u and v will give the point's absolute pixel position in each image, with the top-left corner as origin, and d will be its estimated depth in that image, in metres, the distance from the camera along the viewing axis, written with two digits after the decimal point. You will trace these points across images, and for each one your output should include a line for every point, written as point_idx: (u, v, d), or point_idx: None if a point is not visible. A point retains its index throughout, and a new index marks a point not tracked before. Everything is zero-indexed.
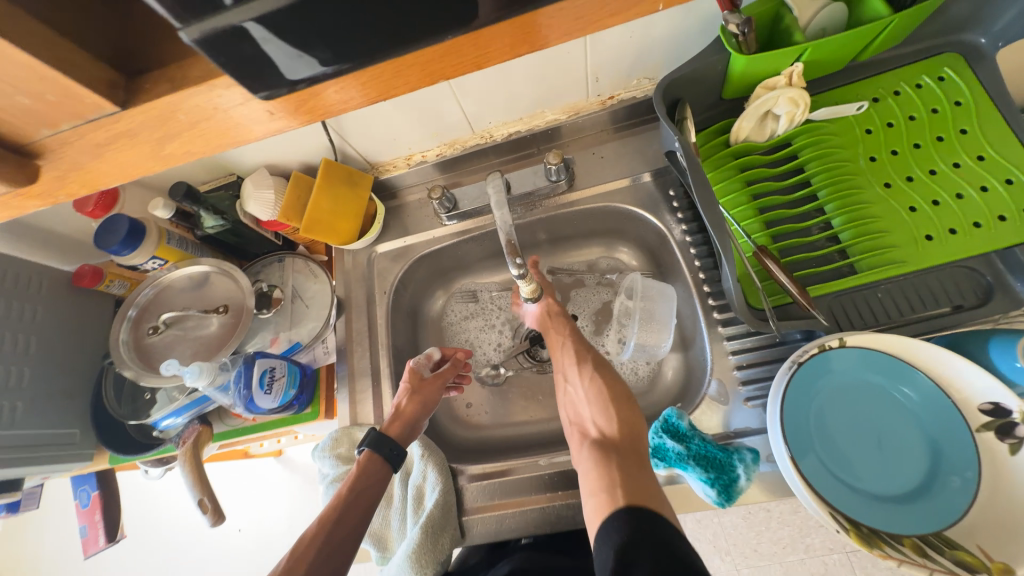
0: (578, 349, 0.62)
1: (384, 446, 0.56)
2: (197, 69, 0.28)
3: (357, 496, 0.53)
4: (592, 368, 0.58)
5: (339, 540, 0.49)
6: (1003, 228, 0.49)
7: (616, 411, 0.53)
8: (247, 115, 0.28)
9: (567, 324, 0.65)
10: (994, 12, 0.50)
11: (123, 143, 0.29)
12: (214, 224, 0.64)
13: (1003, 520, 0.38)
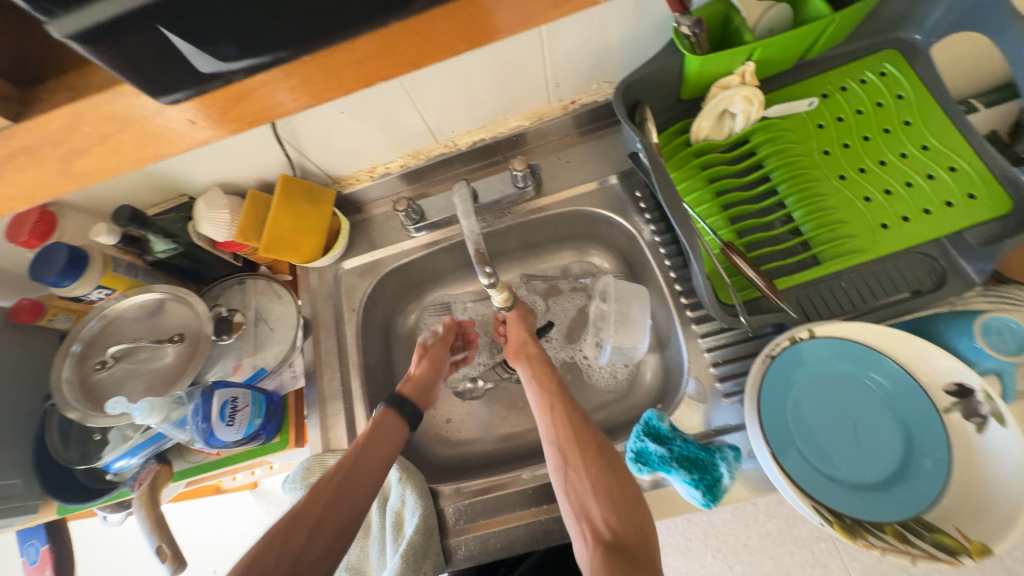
0: (578, 427, 0.52)
1: (403, 408, 0.58)
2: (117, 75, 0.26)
3: (373, 448, 0.53)
4: (597, 455, 0.49)
5: (354, 486, 0.50)
6: (951, 213, 0.51)
7: (625, 508, 0.45)
8: (166, 124, 0.28)
9: (562, 392, 0.56)
10: (925, 10, 0.53)
11: (24, 160, 0.27)
12: (165, 249, 0.60)
13: (976, 498, 0.39)
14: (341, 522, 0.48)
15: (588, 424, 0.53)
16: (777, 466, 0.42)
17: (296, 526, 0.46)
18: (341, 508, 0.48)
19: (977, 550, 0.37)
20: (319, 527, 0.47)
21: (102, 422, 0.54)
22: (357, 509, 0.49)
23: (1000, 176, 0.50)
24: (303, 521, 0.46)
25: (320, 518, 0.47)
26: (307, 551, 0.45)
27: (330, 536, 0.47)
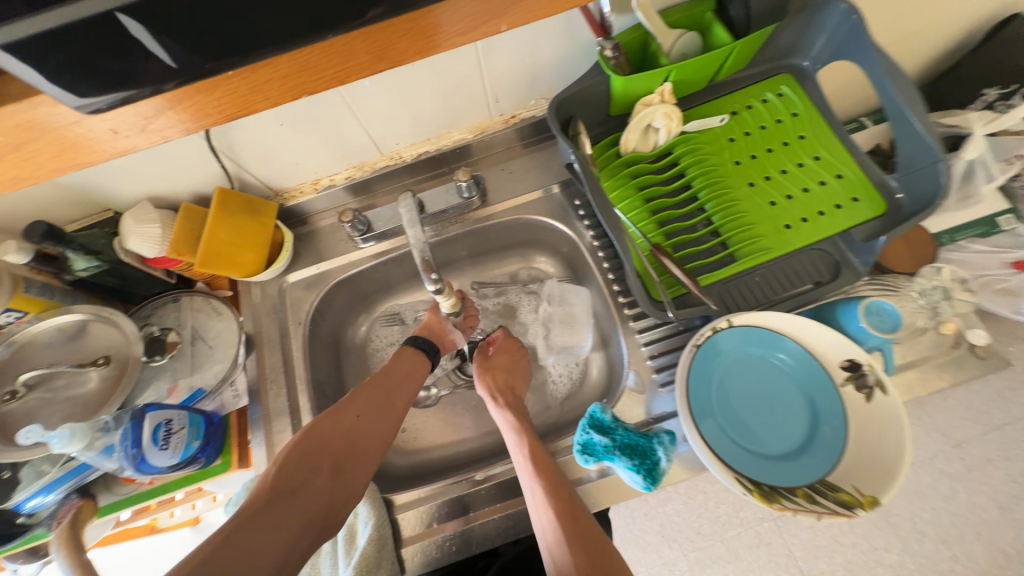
0: (570, 524, 0.45)
1: (419, 341, 0.64)
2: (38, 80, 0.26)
3: (404, 360, 0.61)
4: (591, 559, 0.43)
5: (390, 387, 0.58)
6: (839, 214, 0.59)
7: None
8: (88, 131, 0.31)
9: (553, 477, 0.50)
10: (808, 41, 0.61)
11: None
12: (86, 267, 0.56)
13: (867, 457, 0.45)
14: (379, 414, 0.56)
15: (585, 519, 0.46)
16: (704, 446, 0.46)
17: (343, 412, 0.54)
18: (378, 404, 0.56)
19: (868, 501, 0.43)
20: (362, 413, 0.55)
21: (13, 456, 0.50)
22: (396, 404, 0.57)
23: (876, 183, 0.59)
24: (348, 410, 0.54)
25: (363, 406, 0.55)
26: (353, 429, 0.53)
27: (372, 421, 0.55)
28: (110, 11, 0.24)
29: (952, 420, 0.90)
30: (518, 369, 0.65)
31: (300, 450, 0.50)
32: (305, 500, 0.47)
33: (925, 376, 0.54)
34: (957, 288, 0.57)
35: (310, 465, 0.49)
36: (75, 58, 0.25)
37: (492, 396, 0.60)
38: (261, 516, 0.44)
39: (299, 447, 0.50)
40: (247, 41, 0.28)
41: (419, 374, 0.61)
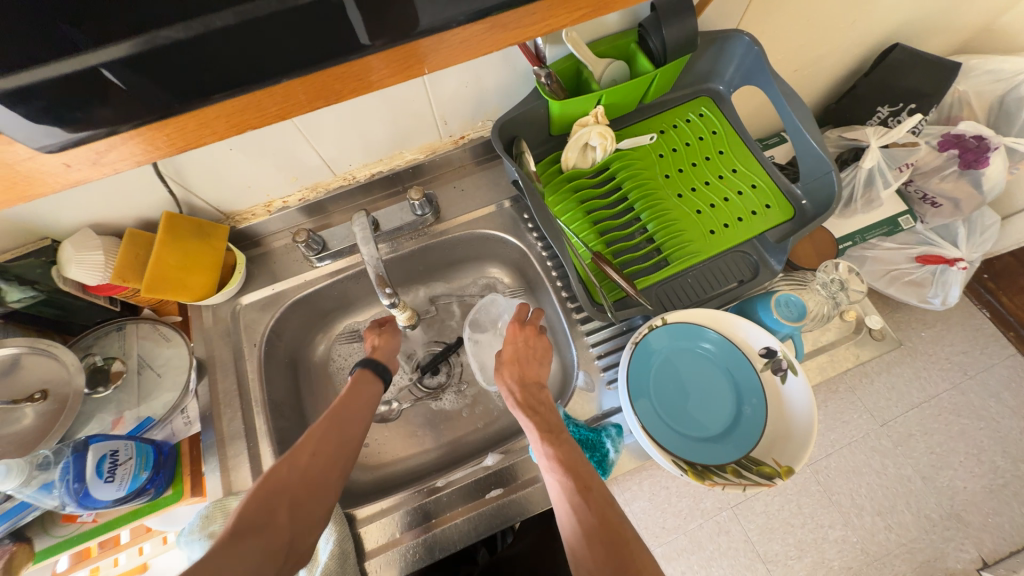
0: (589, 515, 0.45)
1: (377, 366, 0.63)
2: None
3: (362, 385, 0.60)
4: (610, 547, 0.43)
5: (346, 421, 0.55)
6: (755, 220, 0.66)
7: (604, 543, 0.43)
8: (41, 167, 0.30)
9: (570, 467, 0.49)
10: (721, 69, 0.69)
11: None
12: (19, 298, 0.54)
13: (781, 431, 0.52)
14: (337, 448, 0.53)
15: (602, 508, 0.46)
16: (646, 435, 0.51)
17: (299, 450, 0.51)
18: (336, 440, 0.53)
19: (785, 470, 0.49)
20: (318, 450, 0.52)
21: None
22: (355, 433, 0.56)
23: (784, 191, 0.67)
24: (304, 447, 0.51)
25: (319, 444, 0.52)
26: (310, 468, 0.50)
27: (331, 459, 0.52)
28: (85, 70, 0.26)
29: (879, 401, 0.98)
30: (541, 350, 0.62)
31: (257, 493, 0.47)
32: (263, 540, 0.44)
33: (835, 357, 0.65)
34: (852, 278, 0.64)
35: (267, 511, 0.46)
36: (41, 109, 0.26)
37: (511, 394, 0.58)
38: (214, 559, 0.40)
39: (258, 491, 0.47)
40: (202, 86, 0.29)
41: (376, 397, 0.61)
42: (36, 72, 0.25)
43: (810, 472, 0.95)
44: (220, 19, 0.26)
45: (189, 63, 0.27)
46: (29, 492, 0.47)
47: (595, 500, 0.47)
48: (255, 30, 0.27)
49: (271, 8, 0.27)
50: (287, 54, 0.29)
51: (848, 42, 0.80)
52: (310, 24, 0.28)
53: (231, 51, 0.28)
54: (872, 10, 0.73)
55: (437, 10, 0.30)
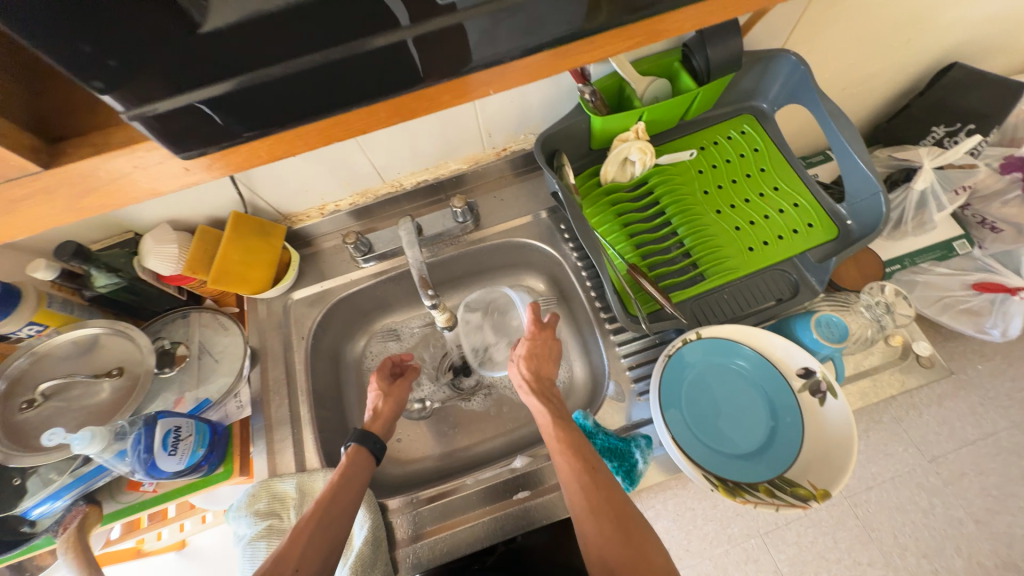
0: (596, 492, 0.47)
1: (367, 440, 0.59)
2: (125, 135, 0.28)
3: (351, 468, 0.56)
4: (616, 524, 0.45)
5: (331, 525, 0.50)
6: (796, 238, 0.65)
7: (610, 517, 0.46)
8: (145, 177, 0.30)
9: (576, 451, 0.51)
10: (766, 88, 0.69)
11: (43, 199, 0.28)
12: (106, 283, 0.60)
13: (818, 453, 0.51)
14: (322, 557, 0.48)
15: (609, 488, 0.48)
16: (677, 447, 0.51)
17: (281, 564, 0.46)
18: (321, 547, 0.49)
19: (821, 494, 0.49)
20: (302, 564, 0.47)
21: (29, 460, 0.52)
22: (339, 529, 0.51)
23: (828, 211, 0.66)
24: (288, 559, 0.46)
25: (302, 557, 0.47)
26: None
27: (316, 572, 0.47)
28: (205, 100, 0.26)
29: (928, 435, 0.93)
30: (550, 352, 0.63)
31: None
32: None
33: (878, 382, 0.63)
34: (898, 302, 0.62)
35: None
36: (180, 131, 0.27)
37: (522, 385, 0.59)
38: None
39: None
40: (299, 110, 0.29)
41: (366, 474, 0.57)
42: (182, 98, 0.25)
43: (848, 505, 0.91)
44: (320, 56, 0.26)
45: (291, 97, 0.27)
46: (105, 458, 0.51)
47: (600, 475, 0.49)
48: (341, 67, 0.27)
49: (327, 57, 0.26)
50: (367, 88, 0.29)
51: (901, 62, 0.78)
52: (364, 70, 0.28)
53: (293, 94, 0.27)
54: (927, 28, 0.72)
55: (494, 46, 0.29)
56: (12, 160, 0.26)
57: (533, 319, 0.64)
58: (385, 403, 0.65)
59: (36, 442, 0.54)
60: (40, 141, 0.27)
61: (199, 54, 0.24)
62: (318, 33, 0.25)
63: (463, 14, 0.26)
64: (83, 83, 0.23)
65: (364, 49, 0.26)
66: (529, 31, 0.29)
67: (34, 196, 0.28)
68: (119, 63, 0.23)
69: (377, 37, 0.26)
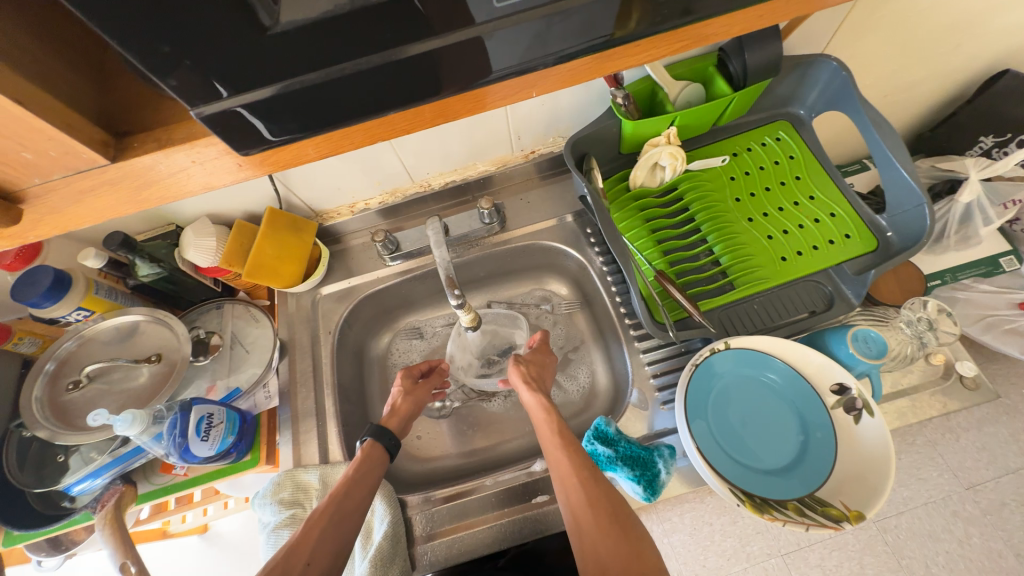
0: (594, 489, 0.48)
1: (383, 438, 0.60)
2: (186, 132, 0.30)
3: (365, 463, 0.57)
4: (612, 518, 0.45)
5: (343, 521, 0.51)
6: (832, 249, 0.63)
7: (606, 513, 0.45)
8: (199, 173, 0.31)
9: (577, 448, 0.52)
10: (804, 94, 0.67)
11: (108, 190, 0.30)
12: (149, 272, 0.63)
13: (852, 472, 0.49)
14: (333, 551, 0.49)
15: (606, 486, 0.48)
16: (703, 459, 0.50)
17: (294, 557, 0.47)
18: (332, 541, 0.49)
19: (855, 516, 0.47)
20: (314, 558, 0.47)
21: (74, 439, 0.54)
22: (353, 522, 0.52)
23: (867, 222, 0.64)
24: (300, 552, 0.47)
25: (314, 551, 0.48)
26: None
27: (328, 566, 0.48)
28: (262, 99, 0.26)
29: (966, 461, 0.88)
30: (549, 365, 0.66)
31: None
32: None
33: (917, 403, 0.60)
34: (942, 319, 0.60)
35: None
36: (232, 131, 0.27)
37: (525, 384, 0.61)
38: None
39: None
40: (346, 112, 0.28)
41: (381, 467, 0.58)
42: (242, 97, 0.25)
43: (877, 529, 0.87)
44: (371, 58, 0.25)
45: (341, 101, 0.27)
46: (144, 439, 0.53)
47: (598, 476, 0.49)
48: (394, 69, 0.26)
49: (383, 60, 0.26)
50: (409, 92, 0.28)
51: (950, 67, 0.75)
52: (413, 74, 0.27)
53: (344, 96, 0.27)
54: (981, 32, 0.68)
55: (526, 54, 0.28)
56: (83, 153, 0.28)
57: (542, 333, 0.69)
58: (405, 403, 0.66)
59: (81, 421, 0.56)
60: (107, 135, 0.29)
61: (269, 57, 0.24)
62: (384, 36, 0.25)
63: (515, 17, 0.26)
64: (159, 81, 0.23)
65: (411, 54, 0.26)
66: (581, 34, 0.28)
67: (100, 187, 0.30)
68: (193, 63, 0.23)
69: (413, 45, 0.26)
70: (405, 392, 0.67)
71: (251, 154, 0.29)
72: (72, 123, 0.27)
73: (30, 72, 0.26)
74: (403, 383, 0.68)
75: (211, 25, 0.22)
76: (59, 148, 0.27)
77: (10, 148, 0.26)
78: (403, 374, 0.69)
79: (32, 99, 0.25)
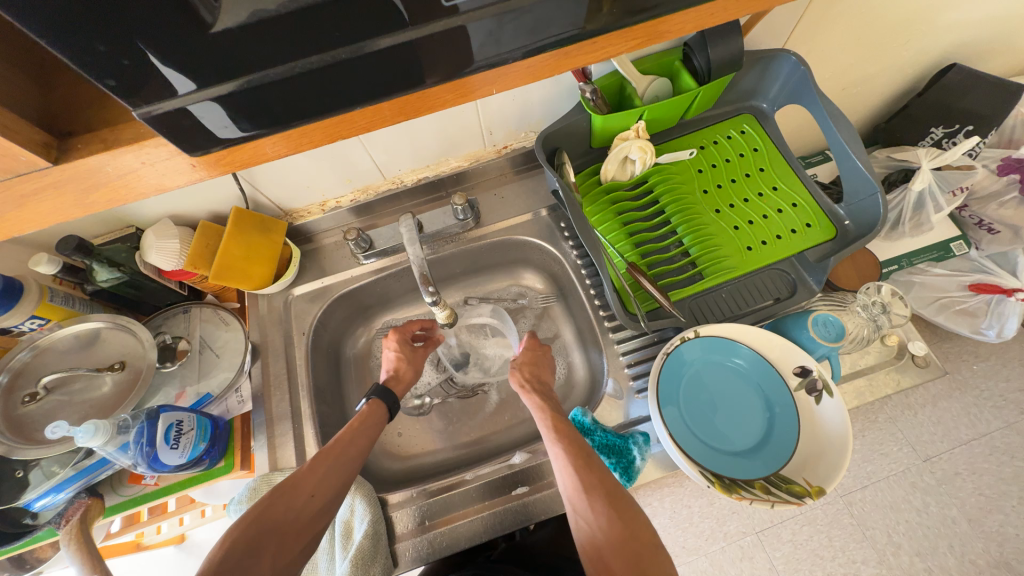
0: (589, 475, 0.49)
1: (386, 397, 0.62)
2: (134, 132, 0.29)
3: (368, 413, 0.59)
4: (607, 500, 0.47)
5: (346, 463, 0.52)
6: (794, 238, 0.66)
7: (600, 498, 0.47)
8: (151, 174, 0.30)
9: (572, 438, 0.53)
10: (766, 87, 0.69)
11: (51, 194, 0.29)
12: (108, 277, 0.61)
13: (814, 450, 0.52)
14: (338, 485, 0.51)
15: (601, 470, 0.50)
16: (675, 445, 0.52)
17: (302, 485, 0.49)
18: (338, 474, 0.51)
19: (816, 491, 0.49)
20: (319, 488, 0.49)
21: (32, 453, 0.52)
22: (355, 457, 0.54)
23: (826, 211, 0.66)
24: (307, 483, 0.49)
25: (320, 483, 0.50)
26: (307, 510, 0.48)
27: (332, 498, 0.50)
28: (212, 100, 0.25)
29: (923, 435, 0.94)
30: (542, 361, 0.67)
31: (251, 531, 0.44)
32: None
33: (874, 382, 0.64)
34: (895, 302, 0.63)
35: (254, 555, 0.42)
36: (182, 131, 0.27)
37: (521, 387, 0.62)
38: None
39: (252, 528, 0.44)
40: (305, 110, 0.28)
41: (381, 417, 0.60)
42: (189, 96, 0.25)
43: (844, 503, 0.92)
44: (326, 56, 0.25)
45: (298, 98, 0.27)
46: (109, 450, 0.51)
47: (592, 462, 0.51)
48: (353, 67, 0.26)
49: (336, 58, 0.25)
50: (369, 91, 0.28)
51: (902, 61, 0.78)
52: (372, 71, 0.27)
53: (299, 94, 0.27)
54: (929, 27, 0.72)
55: (487, 51, 0.28)
56: (20, 156, 0.26)
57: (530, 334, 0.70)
58: (403, 365, 0.68)
59: (41, 434, 0.54)
60: (47, 136, 0.28)
61: (216, 55, 0.23)
62: (334, 35, 0.24)
63: (467, 16, 0.26)
64: (97, 81, 0.23)
65: (368, 51, 0.26)
66: (537, 32, 0.28)
67: (42, 191, 0.28)
68: (133, 63, 0.22)
69: (375, 41, 0.25)
70: (402, 353, 0.69)
71: (206, 155, 0.29)
72: (6, 124, 0.25)
73: None
74: (398, 346, 0.69)
75: (151, 22, 0.21)
76: None
77: None
78: (397, 333, 0.70)
79: None
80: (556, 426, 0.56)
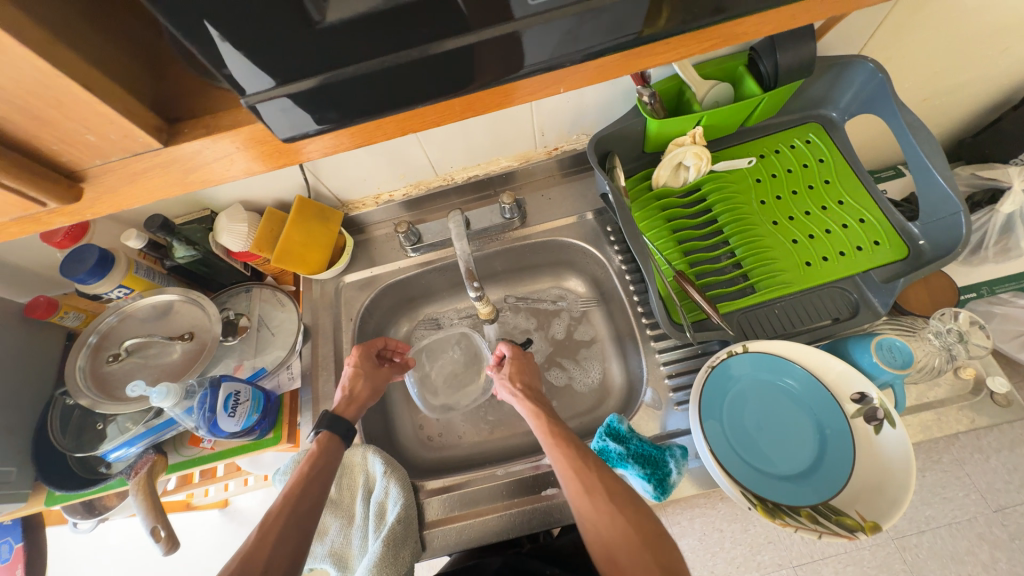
0: (589, 474, 0.51)
1: (336, 426, 0.61)
2: (231, 119, 0.31)
3: (317, 455, 0.57)
4: (608, 497, 0.49)
5: (303, 517, 0.51)
6: (859, 256, 0.62)
7: (603, 494, 0.50)
8: (243, 158, 0.33)
9: (570, 442, 0.55)
10: (837, 95, 0.65)
11: (158, 172, 0.32)
12: (184, 255, 0.66)
13: (869, 483, 0.48)
14: (293, 551, 0.48)
15: (599, 469, 0.52)
16: (715, 461, 0.50)
17: (252, 563, 0.46)
18: (293, 539, 0.49)
19: (870, 526, 0.46)
20: (273, 561, 0.47)
21: (112, 408, 0.58)
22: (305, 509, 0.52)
23: (899, 229, 0.62)
24: (258, 557, 0.46)
25: (273, 554, 0.47)
26: None
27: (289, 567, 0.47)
28: (305, 91, 0.27)
29: (994, 483, 0.85)
30: (528, 367, 0.68)
31: None
32: None
33: (943, 417, 0.59)
34: (974, 331, 0.58)
35: None
36: (276, 119, 0.29)
37: (514, 395, 0.63)
38: None
39: None
40: (384, 104, 0.30)
41: (332, 454, 0.59)
42: (285, 88, 0.27)
43: (896, 546, 0.85)
44: (410, 52, 0.26)
45: (380, 92, 0.28)
46: (177, 412, 0.57)
47: (589, 458, 0.53)
48: (435, 62, 0.27)
49: (420, 53, 0.27)
50: (446, 86, 0.29)
51: (999, 70, 0.72)
52: (450, 67, 0.28)
53: (382, 87, 0.28)
54: None
55: (561, 49, 0.29)
56: (139, 137, 0.30)
57: (506, 345, 0.70)
58: (359, 382, 0.67)
59: (120, 392, 0.60)
60: (161, 121, 0.31)
61: (314, 48, 0.25)
62: (420, 31, 0.26)
63: (546, 15, 0.26)
64: (213, 71, 0.25)
65: (449, 48, 0.27)
66: (612, 32, 0.28)
67: (151, 169, 0.32)
68: (242, 55, 0.24)
69: (456, 37, 0.26)
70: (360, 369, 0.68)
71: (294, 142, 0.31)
72: (132, 109, 0.29)
73: (97, 59, 0.28)
74: (359, 360, 0.68)
75: (264, 21, 0.23)
76: (119, 131, 0.29)
77: (75, 132, 0.28)
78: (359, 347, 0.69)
79: (99, 87, 0.27)
80: (553, 431, 0.58)
